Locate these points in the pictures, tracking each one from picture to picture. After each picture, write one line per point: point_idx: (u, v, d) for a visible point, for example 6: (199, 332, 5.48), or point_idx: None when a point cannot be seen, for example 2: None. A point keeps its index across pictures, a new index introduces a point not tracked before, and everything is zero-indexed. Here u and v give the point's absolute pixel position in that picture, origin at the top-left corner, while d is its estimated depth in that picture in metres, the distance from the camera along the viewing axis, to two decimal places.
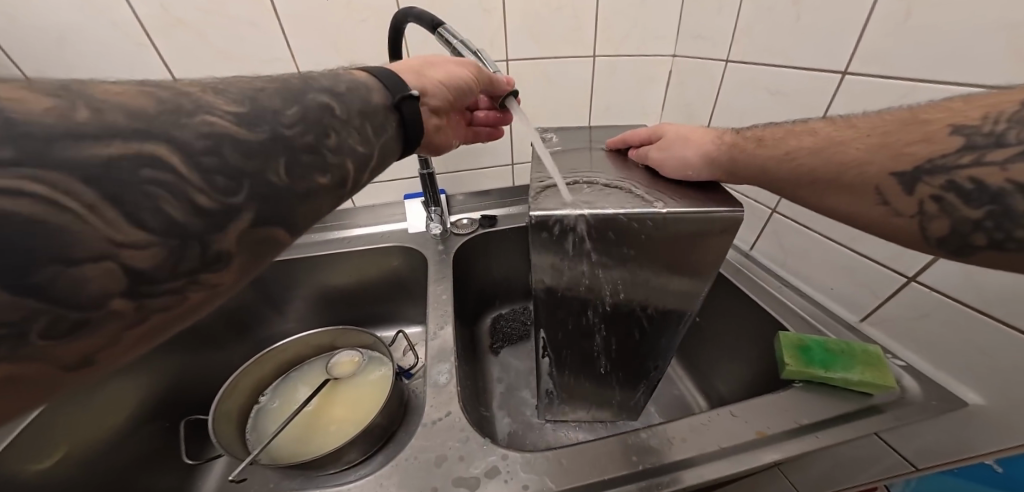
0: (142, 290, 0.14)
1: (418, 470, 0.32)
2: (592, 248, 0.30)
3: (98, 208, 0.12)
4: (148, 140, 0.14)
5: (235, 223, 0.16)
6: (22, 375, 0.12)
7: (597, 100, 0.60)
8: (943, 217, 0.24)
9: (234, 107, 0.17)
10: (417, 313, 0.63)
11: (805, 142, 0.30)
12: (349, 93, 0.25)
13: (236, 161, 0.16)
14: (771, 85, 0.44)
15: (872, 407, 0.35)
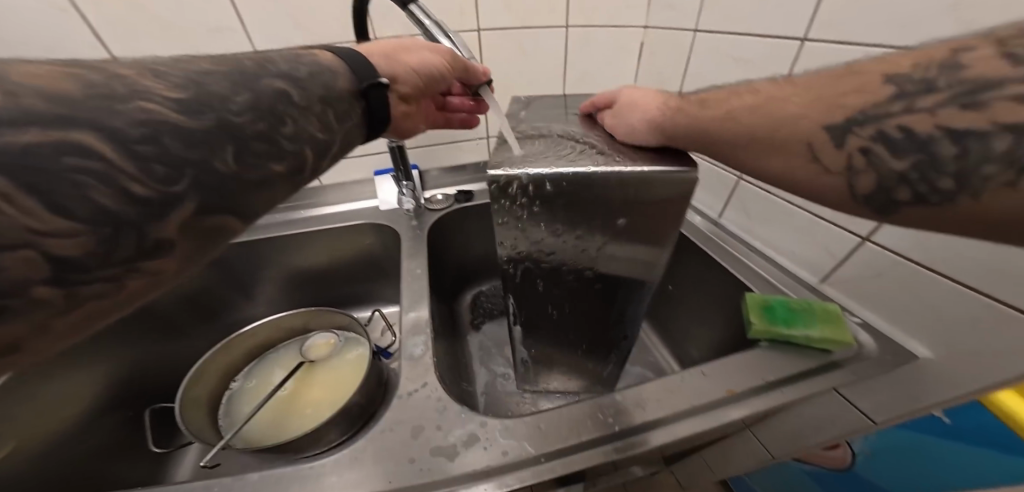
0: (70, 277, 0.14)
1: (395, 441, 0.36)
2: (547, 208, 0.34)
3: (16, 193, 0.13)
4: (71, 127, 0.14)
5: (175, 210, 0.17)
6: None
7: (571, 71, 0.69)
8: (869, 172, 0.25)
9: (175, 93, 0.18)
10: (393, 293, 0.72)
11: (754, 114, 0.30)
12: (310, 79, 0.25)
13: (177, 149, 0.17)
14: (735, 53, 0.51)
15: (832, 363, 0.40)
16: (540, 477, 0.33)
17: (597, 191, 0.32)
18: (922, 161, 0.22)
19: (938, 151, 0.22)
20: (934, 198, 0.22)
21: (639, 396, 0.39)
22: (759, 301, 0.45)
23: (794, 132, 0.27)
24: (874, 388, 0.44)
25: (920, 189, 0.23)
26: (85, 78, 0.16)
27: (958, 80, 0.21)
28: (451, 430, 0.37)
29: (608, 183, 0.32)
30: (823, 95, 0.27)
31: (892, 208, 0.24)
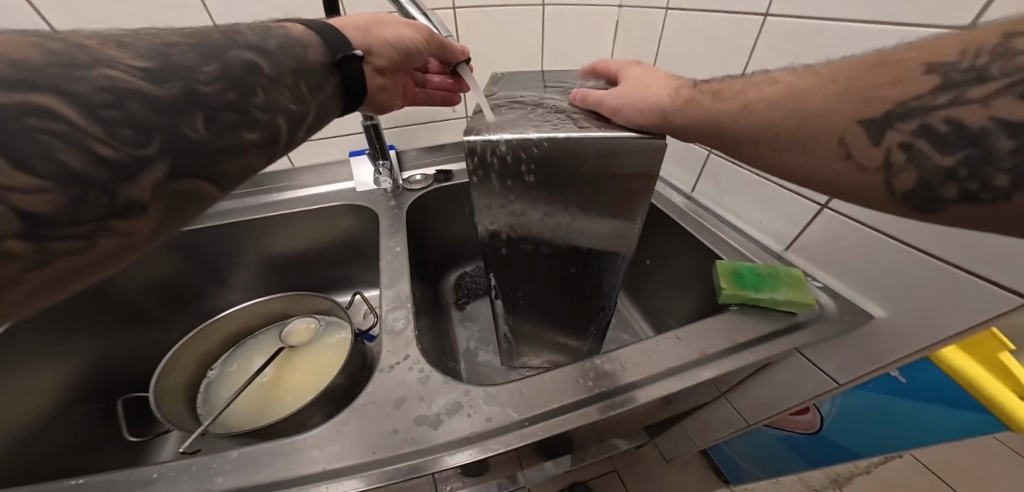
0: (39, 232, 0.14)
1: (375, 412, 0.37)
2: (517, 176, 0.35)
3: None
4: (32, 91, 0.14)
5: (144, 174, 0.16)
6: None
7: (549, 50, 0.70)
8: (909, 169, 0.25)
9: (139, 62, 0.17)
10: (374, 277, 0.73)
11: (765, 102, 0.30)
12: (279, 52, 0.24)
13: (143, 115, 0.16)
14: (705, 30, 0.52)
15: (795, 324, 0.43)
16: (523, 440, 0.34)
17: (567, 160, 0.34)
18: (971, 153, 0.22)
19: (994, 146, 0.21)
20: (987, 194, 0.22)
21: (617, 360, 0.41)
22: (728, 268, 0.47)
23: (827, 125, 0.27)
24: (836, 348, 0.46)
25: (970, 186, 0.22)
26: (44, 45, 0.15)
27: (1014, 65, 0.20)
28: (433, 401, 0.38)
29: (576, 151, 0.33)
30: (855, 83, 0.26)
31: (934, 205, 0.24)
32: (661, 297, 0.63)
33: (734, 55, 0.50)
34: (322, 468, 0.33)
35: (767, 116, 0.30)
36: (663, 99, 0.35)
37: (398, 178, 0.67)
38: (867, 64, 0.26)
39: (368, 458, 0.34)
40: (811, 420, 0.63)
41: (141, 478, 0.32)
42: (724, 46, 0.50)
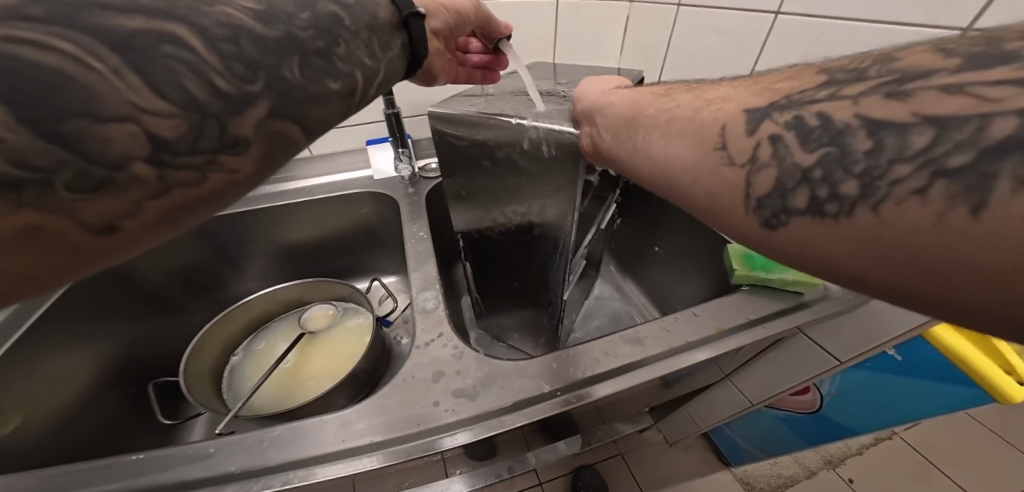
0: (164, 159, 0.15)
1: (418, 386, 0.39)
2: (463, 147, 0.46)
3: (123, 71, 0.14)
4: (170, 20, 0.16)
5: (250, 109, 0.18)
6: (53, 230, 0.13)
7: (562, 42, 0.72)
8: (771, 166, 0.20)
9: (251, 3, 0.19)
10: (389, 264, 0.73)
11: (681, 99, 0.29)
12: (358, 7, 0.26)
13: (252, 53, 0.18)
14: (716, 25, 0.59)
15: (802, 304, 0.45)
16: (559, 408, 0.37)
17: (494, 144, 0.43)
18: (830, 152, 0.17)
19: (849, 144, 0.17)
20: (831, 206, 0.17)
21: (638, 335, 0.43)
22: (739, 252, 0.50)
23: (717, 113, 0.24)
24: (834, 328, 0.49)
25: (819, 193, 0.17)
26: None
27: (889, 69, 0.18)
28: (468, 373, 0.40)
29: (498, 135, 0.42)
30: (763, 83, 0.25)
31: (780, 216, 0.19)
32: (664, 281, 0.66)
33: (747, 50, 0.57)
34: (330, 449, 0.34)
35: (673, 112, 0.28)
36: (595, 98, 0.38)
37: (415, 165, 0.67)
38: (774, 71, 0.26)
39: (415, 429, 0.36)
40: (812, 400, 0.66)
41: (200, 451, 0.34)
42: (735, 40, 0.58)
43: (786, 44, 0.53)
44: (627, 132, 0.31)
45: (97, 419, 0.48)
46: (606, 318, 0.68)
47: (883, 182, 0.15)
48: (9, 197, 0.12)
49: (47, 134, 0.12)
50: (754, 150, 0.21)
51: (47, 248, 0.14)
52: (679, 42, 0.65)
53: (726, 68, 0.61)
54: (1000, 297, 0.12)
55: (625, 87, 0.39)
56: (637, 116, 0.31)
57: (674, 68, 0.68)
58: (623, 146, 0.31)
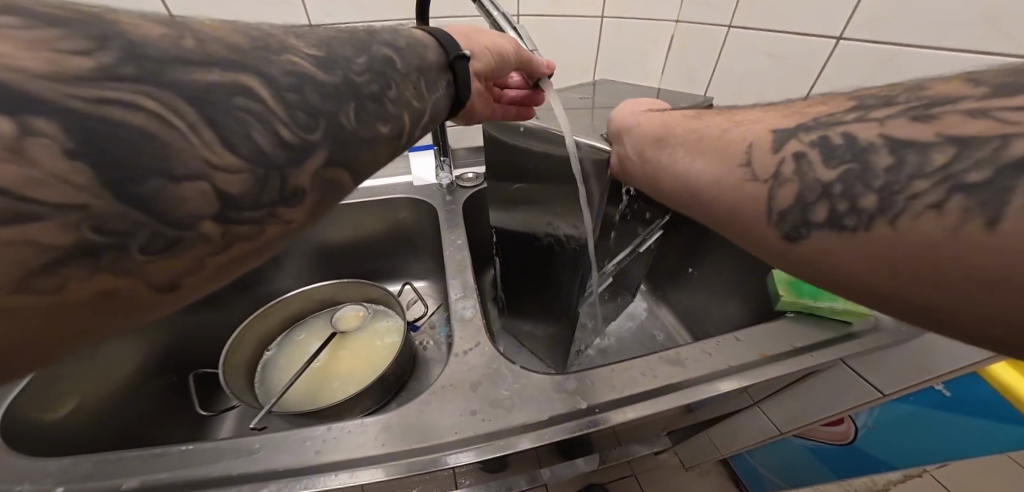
0: (229, 216, 0.16)
1: (455, 394, 0.40)
2: (505, 155, 0.48)
3: (200, 127, 0.15)
4: (241, 71, 0.17)
5: (308, 159, 0.19)
6: (121, 289, 0.14)
7: (604, 59, 0.76)
8: (794, 180, 0.23)
9: (313, 51, 0.21)
10: (419, 269, 0.75)
11: (711, 121, 0.33)
12: (407, 48, 0.29)
13: (316, 101, 0.19)
14: (769, 49, 0.60)
15: (850, 334, 0.44)
16: (594, 427, 0.37)
17: (531, 155, 0.44)
18: (851, 168, 0.20)
19: (873, 162, 0.20)
20: (851, 220, 0.20)
21: (679, 356, 0.42)
22: (785, 278, 0.49)
23: (746, 134, 0.28)
24: (886, 360, 0.46)
25: (840, 207, 0.20)
26: (247, 33, 0.19)
27: (919, 96, 0.21)
28: (506, 384, 0.40)
29: (537, 143, 0.43)
30: (791, 109, 0.28)
31: (802, 229, 0.22)
32: (698, 302, 0.65)
33: (802, 75, 0.56)
34: (371, 452, 0.35)
35: (714, 134, 0.31)
36: (625, 118, 0.41)
37: (454, 174, 0.69)
38: (799, 99, 0.29)
39: (446, 438, 0.36)
40: (844, 431, 0.64)
41: (244, 446, 0.35)
42: (790, 64, 0.57)
43: (848, 69, 0.51)
44: (654, 149, 0.35)
45: (137, 409, 0.50)
46: (629, 334, 0.67)
47: (901, 198, 0.18)
48: (90, 264, 0.13)
49: (127, 197, 0.13)
50: (779, 166, 0.24)
51: (111, 305, 0.14)
52: (725, 65, 0.67)
53: (778, 90, 0.60)
54: (1003, 302, 0.15)
55: (659, 110, 0.41)
56: (667, 136, 0.34)
57: (721, 88, 0.69)
58: (649, 163, 0.35)
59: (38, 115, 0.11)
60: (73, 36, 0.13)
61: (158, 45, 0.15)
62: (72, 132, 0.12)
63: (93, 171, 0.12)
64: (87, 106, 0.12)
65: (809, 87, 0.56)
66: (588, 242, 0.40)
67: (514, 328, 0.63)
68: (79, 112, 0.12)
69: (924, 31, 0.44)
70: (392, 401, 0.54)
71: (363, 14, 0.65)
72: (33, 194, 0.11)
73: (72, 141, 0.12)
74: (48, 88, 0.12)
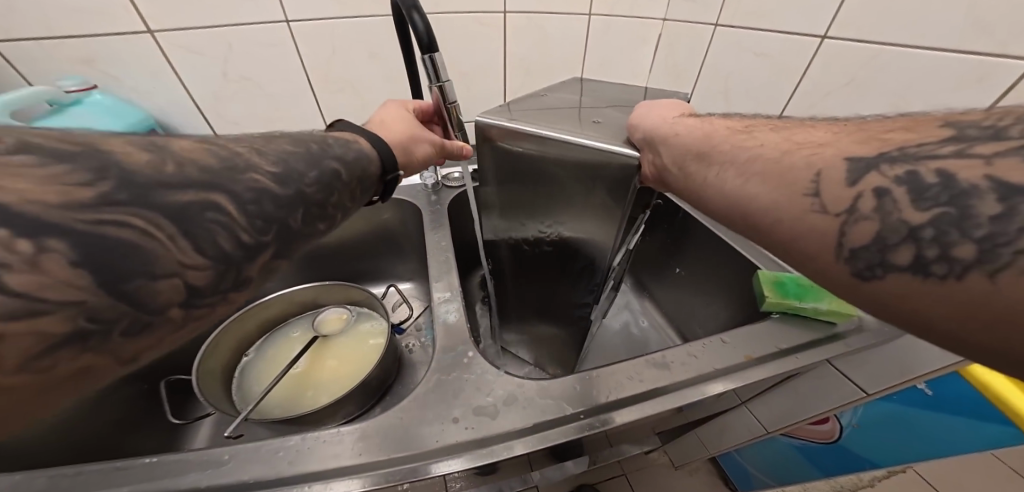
0: (192, 301, 0.20)
1: (438, 402, 0.38)
2: (500, 159, 0.45)
3: (177, 236, 0.19)
4: (212, 191, 0.22)
5: (259, 254, 0.24)
6: (91, 366, 0.17)
7: (591, 58, 0.76)
8: (873, 219, 0.19)
9: (272, 168, 0.26)
10: (405, 271, 0.74)
11: (766, 138, 0.28)
12: (356, 161, 0.35)
13: (269, 209, 0.25)
14: (754, 48, 0.60)
15: (835, 336, 0.44)
16: (582, 432, 0.36)
17: (533, 159, 0.43)
18: (947, 214, 0.17)
19: (973, 208, 0.16)
20: (938, 268, 0.17)
21: (664, 360, 0.42)
22: (771, 279, 0.49)
23: (813, 158, 0.23)
24: (870, 359, 0.47)
25: (928, 253, 0.17)
26: (215, 153, 0.24)
27: None
28: (491, 391, 0.39)
29: (540, 146, 0.41)
30: (868, 129, 0.24)
31: (877, 269, 0.19)
32: (685, 304, 0.65)
33: (786, 75, 0.56)
34: (346, 462, 0.34)
35: (755, 148, 0.27)
36: (655, 125, 0.37)
37: (439, 174, 0.68)
38: (881, 118, 0.25)
39: (428, 448, 0.35)
40: (829, 430, 0.65)
41: (213, 458, 0.33)
42: (775, 63, 0.57)
43: (832, 68, 0.51)
44: (699, 165, 0.31)
45: (112, 413, 0.48)
46: (616, 336, 0.68)
47: (1006, 251, 0.15)
48: (77, 346, 0.16)
49: (117, 294, 0.17)
50: (855, 202, 0.20)
51: (84, 379, 0.17)
52: (712, 64, 0.67)
53: (764, 90, 0.60)
54: None
55: (688, 116, 0.38)
56: (709, 150, 0.31)
57: (708, 86, 0.69)
58: (694, 179, 0.32)
59: (50, 237, 0.15)
60: (76, 170, 0.17)
61: (145, 175, 0.19)
62: (78, 249, 0.16)
63: (91, 275, 0.16)
64: (88, 226, 0.16)
65: (794, 86, 0.56)
66: (615, 243, 0.43)
67: (505, 331, 0.63)
68: (80, 231, 0.16)
69: (908, 29, 0.43)
70: (376, 406, 0.52)
71: (343, 11, 0.63)
72: (43, 295, 0.15)
73: (75, 253, 0.16)
74: (58, 215, 0.16)
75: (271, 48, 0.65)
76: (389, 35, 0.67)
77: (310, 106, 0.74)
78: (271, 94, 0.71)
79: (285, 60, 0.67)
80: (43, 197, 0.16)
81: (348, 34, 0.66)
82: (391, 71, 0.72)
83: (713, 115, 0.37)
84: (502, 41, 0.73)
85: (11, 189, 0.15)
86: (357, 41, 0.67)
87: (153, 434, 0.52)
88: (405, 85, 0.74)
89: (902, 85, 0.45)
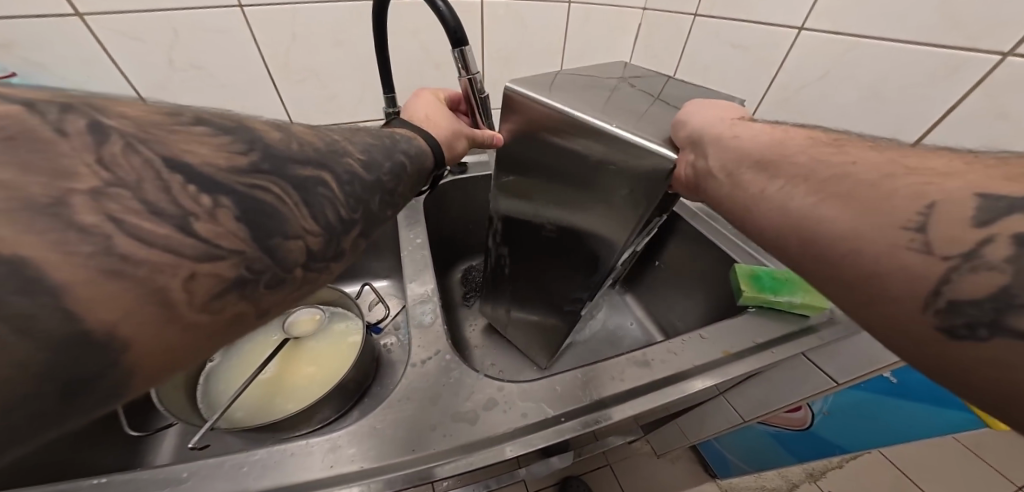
0: (312, 263, 0.22)
1: (413, 410, 0.37)
2: (523, 141, 0.43)
3: (301, 204, 0.21)
4: (323, 169, 0.24)
5: (353, 229, 0.25)
6: (243, 313, 0.19)
7: (571, 48, 0.75)
8: (1002, 269, 0.16)
9: (361, 155, 0.28)
10: (380, 268, 0.73)
11: (863, 155, 0.23)
12: (417, 157, 0.34)
13: (361, 193, 0.26)
14: (732, 37, 0.59)
15: (808, 327, 0.45)
16: (562, 436, 0.36)
17: (558, 145, 0.40)
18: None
19: None
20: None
21: (646, 358, 0.42)
22: (747, 272, 0.49)
23: (916, 188, 0.19)
24: (839, 351, 0.48)
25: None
26: (322, 138, 0.26)
27: None
28: (470, 395, 0.39)
29: (566, 128, 0.38)
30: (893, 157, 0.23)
31: (979, 329, 0.16)
32: (667, 299, 0.65)
33: (764, 65, 0.56)
34: (320, 474, 0.32)
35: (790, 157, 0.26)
36: (712, 123, 0.33)
37: None
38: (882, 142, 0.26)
39: (407, 456, 0.34)
40: (803, 417, 0.67)
41: (172, 476, 0.31)
42: (753, 54, 0.57)
43: (808, 61, 0.51)
44: (756, 173, 0.28)
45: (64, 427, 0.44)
46: (602, 333, 0.67)
47: None
48: (238, 293, 0.18)
49: (264, 248, 0.19)
50: (980, 247, 0.17)
51: (241, 326, 0.19)
52: (691, 52, 0.66)
53: (743, 82, 0.60)
54: None
55: (749, 123, 0.34)
56: (774, 158, 0.27)
57: (687, 74, 0.68)
58: (745, 189, 0.28)
59: (222, 194, 0.18)
60: (235, 140, 0.20)
61: (280, 149, 0.22)
62: (238, 205, 0.18)
63: (247, 228, 0.18)
64: (245, 189, 0.19)
65: (771, 76, 0.56)
66: (628, 242, 0.39)
67: (496, 319, 0.64)
68: (239, 191, 0.19)
69: (884, 22, 0.43)
70: (355, 408, 0.51)
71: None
72: (218, 242, 0.17)
73: (237, 210, 0.18)
74: (226, 177, 0.18)
75: (222, 34, 0.61)
76: (354, 20, 0.64)
77: (268, 97, 0.70)
78: (224, 84, 0.67)
79: (239, 48, 0.63)
80: (214, 160, 0.18)
81: (312, 19, 0.62)
82: (358, 58, 0.69)
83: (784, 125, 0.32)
84: (480, 30, 0.69)
85: (198, 153, 0.18)
86: (318, 27, 0.63)
87: (111, 446, 0.48)
88: (374, 73, 0.71)
89: (873, 78, 0.46)
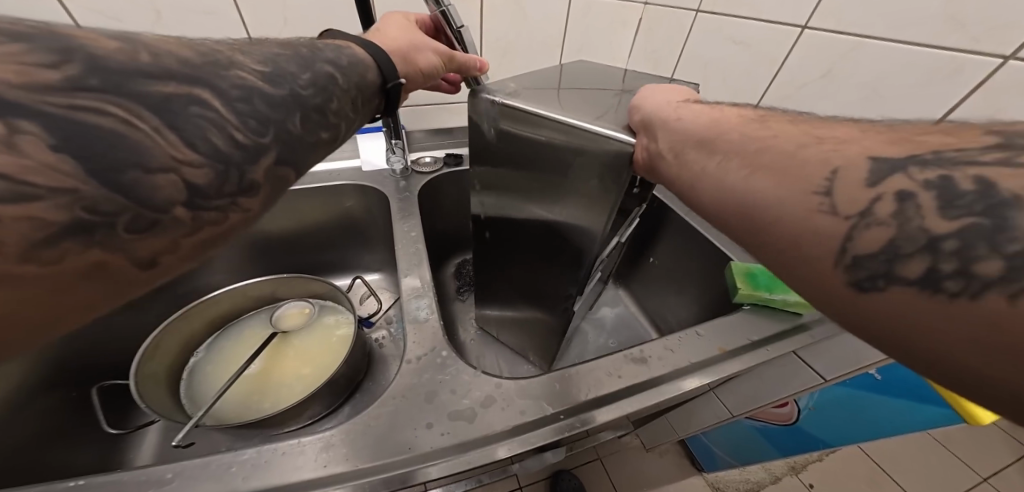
0: (197, 203, 0.19)
1: (407, 407, 0.36)
2: (495, 140, 0.42)
3: (163, 128, 0.17)
4: (196, 85, 0.20)
5: (261, 157, 0.22)
6: (109, 262, 0.16)
7: (571, 42, 0.74)
8: (889, 225, 0.17)
9: (260, 67, 0.24)
10: (373, 261, 0.72)
11: (780, 129, 0.24)
12: (349, 67, 0.33)
13: (263, 109, 0.23)
14: (735, 36, 0.59)
15: (800, 325, 0.46)
16: (562, 433, 0.35)
17: (526, 141, 0.39)
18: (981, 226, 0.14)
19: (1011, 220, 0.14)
20: (953, 283, 0.14)
21: (643, 355, 0.42)
22: (742, 269, 0.50)
23: (826, 155, 0.20)
24: (830, 348, 0.50)
25: (945, 268, 0.15)
26: (197, 48, 0.22)
27: None
28: (467, 393, 0.38)
29: (534, 125, 0.37)
30: (811, 130, 0.23)
31: (878, 281, 0.16)
32: (660, 296, 0.66)
33: (767, 63, 0.56)
34: (309, 475, 0.31)
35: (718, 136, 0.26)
36: (658, 107, 0.33)
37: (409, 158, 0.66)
38: None
39: (402, 455, 0.33)
40: (788, 412, 0.68)
41: (154, 478, 0.30)
42: (753, 51, 0.57)
43: (808, 60, 0.52)
44: (699, 153, 0.27)
45: (25, 428, 0.42)
46: (594, 331, 0.67)
47: None
48: (86, 239, 0.15)
49: (112, 183, 0.16)
50: (872, 204, 0.17)
51: (108, 281, 0.17)
52: (693, 47, 0.66)
53: (740, 81, 0.61)
54: None
55: (693, 103, 0.34)
56: (713, 136, 0.26)
57: (686, 71, 0.69)
58: (688, 168, 0.27)
59: (20, 117, 0.14)
60: (35, 49, 0.15)
61: (116, 61, 0.17)
62: (52, 130, 0.14)
63: (74, 160, 0.15)
64: (64, 111, 0.15)
65: (772, 75, 0.56)
66: (603, 235, 0.38)
67: (487, 320, 0.63)
68: (58, 115, 0.15)
69: (887, 24, 0.44)
70: (346, 404, 0.50)
71: None
72: (26, 178, 0.13)
73: (53, 137, 0.14)
74: (19, 95, 0.14)
75: (209, 15, 0.58)
76: (346, 10, 0.62)
77: None
78: None
79: (224, 31, 0.60)
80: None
81: (303, 3, 0.60)
82: None
83: (723, 104, 0.32)
84: (479, 21, 0.67)
85: None
86: (310, 12, 0.61)
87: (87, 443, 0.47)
88: None
89: (875, 79, 0.47)
